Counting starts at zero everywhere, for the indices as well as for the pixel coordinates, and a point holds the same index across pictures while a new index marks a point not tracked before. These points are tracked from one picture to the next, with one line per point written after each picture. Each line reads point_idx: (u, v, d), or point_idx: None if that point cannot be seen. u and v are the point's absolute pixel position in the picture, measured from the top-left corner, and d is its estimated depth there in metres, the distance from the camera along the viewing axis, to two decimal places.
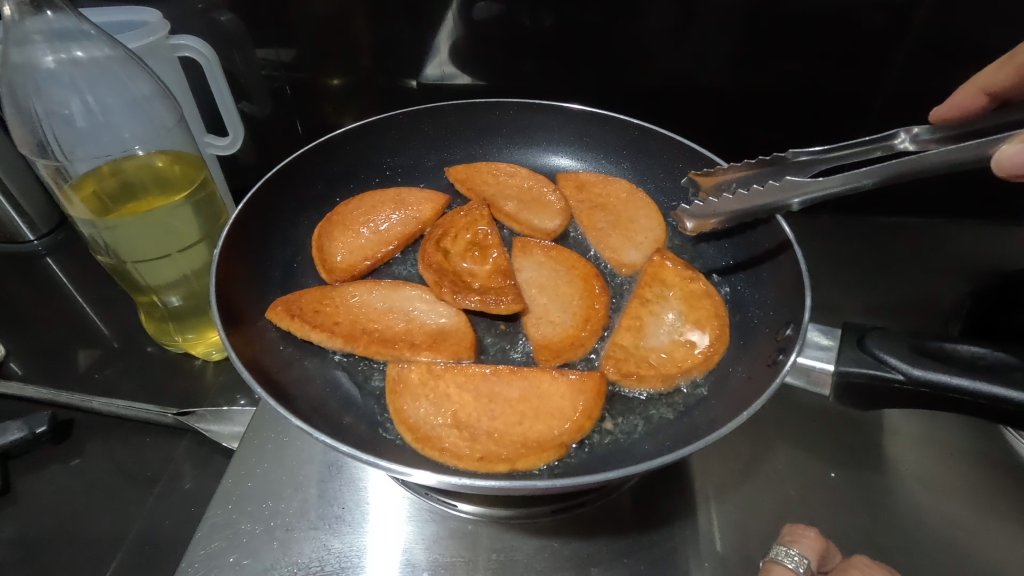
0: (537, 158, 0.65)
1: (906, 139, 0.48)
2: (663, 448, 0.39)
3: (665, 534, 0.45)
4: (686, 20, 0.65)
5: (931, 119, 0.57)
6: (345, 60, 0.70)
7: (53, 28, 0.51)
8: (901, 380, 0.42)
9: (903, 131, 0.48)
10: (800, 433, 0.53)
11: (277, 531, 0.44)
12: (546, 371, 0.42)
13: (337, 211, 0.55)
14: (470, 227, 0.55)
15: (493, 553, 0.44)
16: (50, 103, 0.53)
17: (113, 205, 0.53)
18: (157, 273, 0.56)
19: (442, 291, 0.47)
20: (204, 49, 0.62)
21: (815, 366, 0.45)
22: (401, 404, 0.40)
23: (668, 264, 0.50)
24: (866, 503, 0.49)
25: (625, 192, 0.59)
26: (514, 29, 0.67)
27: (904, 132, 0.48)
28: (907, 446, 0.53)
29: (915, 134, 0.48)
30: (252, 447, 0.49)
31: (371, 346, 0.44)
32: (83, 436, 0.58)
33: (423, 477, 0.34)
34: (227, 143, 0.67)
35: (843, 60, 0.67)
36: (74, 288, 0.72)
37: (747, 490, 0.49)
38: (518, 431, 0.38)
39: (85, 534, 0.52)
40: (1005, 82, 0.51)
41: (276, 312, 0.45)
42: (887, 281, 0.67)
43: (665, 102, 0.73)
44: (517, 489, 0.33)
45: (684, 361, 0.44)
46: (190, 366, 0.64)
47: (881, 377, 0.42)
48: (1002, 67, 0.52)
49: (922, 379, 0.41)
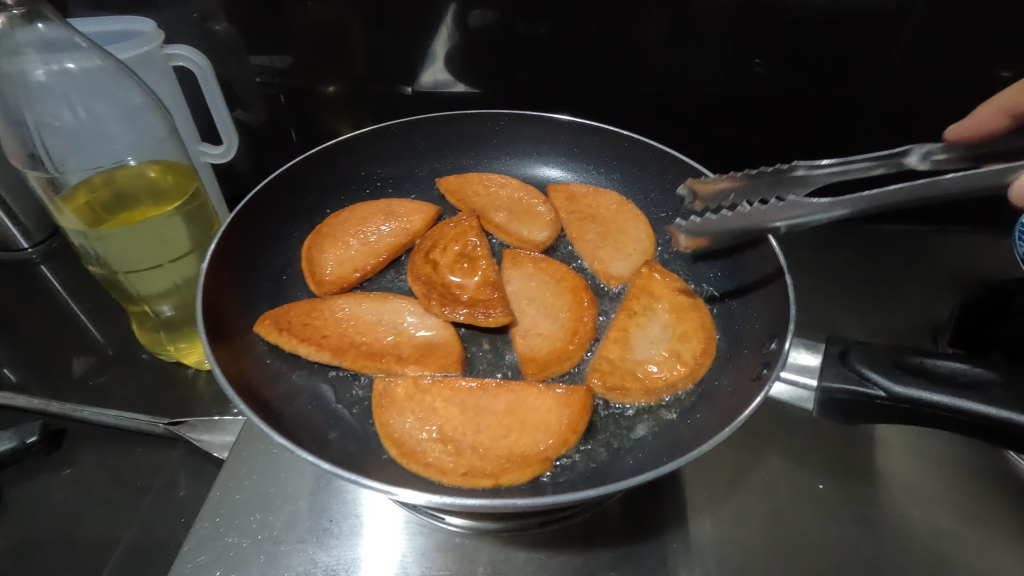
0: (526, 169, 0.66)
1: (918, 158, 0.50)
2: (648, 462, 0.39)
3: (654, 545, 0.45)
4: (677, 28, 0.65)
5: (949, 137, 0.59)
6: (338, 69, 0.71)
7: (44, 39, 0.51)
8: (882, 397, 0.43)
9: (916, 149, 0.49)
10: (790, 443, 0.53)
11: (265, 544, 0.44)
12: (533, 385, 0.42)
13: (328, 223, 0.55)
14: (459, 239, 0.55)
15: (482, 565, 0.44)
16: (41, 114, 0.53)
17: (105, 215, 0.54)
18: (150, 282, 0.56)
19: (431, 304, 0.48)
20: (198, 58, 0.62)
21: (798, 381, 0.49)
22: (387, 418, 0.40)
23: (656, 276, 0.51)
24: (857, 514, 0.49)
25: (615, 203, 0.59)
26: (507, 38, 0.68)
27: (915, 149, 0.50)
28: (897, 457, 0.53)
29: (927, 153, 0.49)
30: (241, 459, 0.49)
31: (359, 360, 0.44)
32: (75, 444, 0.58)
33: (409, 494, 0.34)
34: (221, 152, 0.68)
35: (835, 69, 0.67)
36: (67, 296, 0.72)
37: (737, 500, 0.49)
38: (503, 445, 0.38)
39: (76, 544, 0.52)
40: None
41: (264, 326, 0.45)
42: (877, 291, 0.67)
43: (657, 110, 0.73)
44: (499, 506, 0.33)
45: (670, 375, 0.44)
46: (181, 375, 0.64)
47: (862, 393, 0.43)
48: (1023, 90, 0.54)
49: (903, 396, 0.42)
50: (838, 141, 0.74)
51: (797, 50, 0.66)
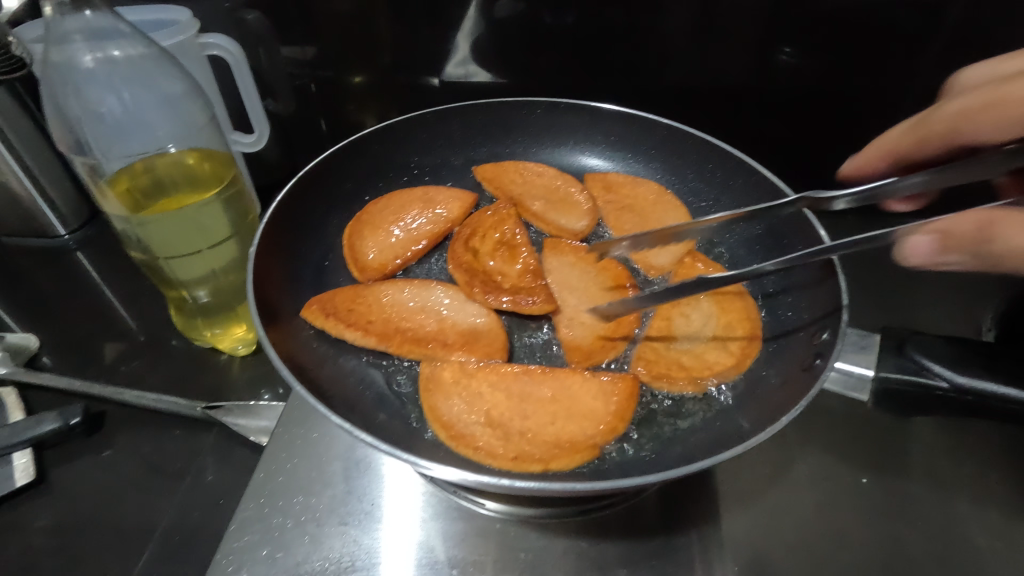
0: (565, 157, 0.65)
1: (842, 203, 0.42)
2: (698, 450, 0.39)
3: (694, 536, 0.45)
4: (710, 17, 0.64)
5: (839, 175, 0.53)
6: (368, 59, 0.71)
7: (91, 26, 0.52)
8: (945, 388, 0.43)
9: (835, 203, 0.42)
10: (828, 437, 0.52)
11: (309, 525, 0.45)
12: (577, 372, 0.42)
13: (367, 211, 0.56)
14: (498, 227, 0.55)
15: (521, 552, 0.44)
16: (87, 101, 0.54)
17: (145, 201, 0.55)
18: (188, 268, 0.56)
19: (473, 291, 0.48)
20: (231, 47, 0.62)
21: (854, 370, 0.47)
22: (435, 402, 0.41)
23: (699, 266, 0.52)
24: (900, 510, 0.48)
25: (654, 193, 0.59)
26: (536, 27, 0.67)
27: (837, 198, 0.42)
28: (939, 453, 0.52)
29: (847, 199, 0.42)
30: (282, 443, 0.50)
31: (404, 346, 0.45)
32: (115, 426, 0.59)
33: (444, 472, 0.34)
34: (252, 141, 0.68)
35: (872, 59, 0.66)
36: (103, 283, 0.73)
37: (777, 495, 0.48)
38: (551, 431, 0.38)
39: (119, 523, 0.53)
40: (909, 147, 0.46)
41: (311, 311, 0.46)
42: (915, 285, 0.66)
43: (689, 101, 0.72)
44: (555, 490, 0.33)
45: (715, 364, 0.44)
46: (217, 361, 0.65)
47: (925, 384, 0.44)
48: (911, 128, 0.46)
49: (966, 386, 0.43)
50: (871, 134, 0.73)
51: (832, 40, 0.65)
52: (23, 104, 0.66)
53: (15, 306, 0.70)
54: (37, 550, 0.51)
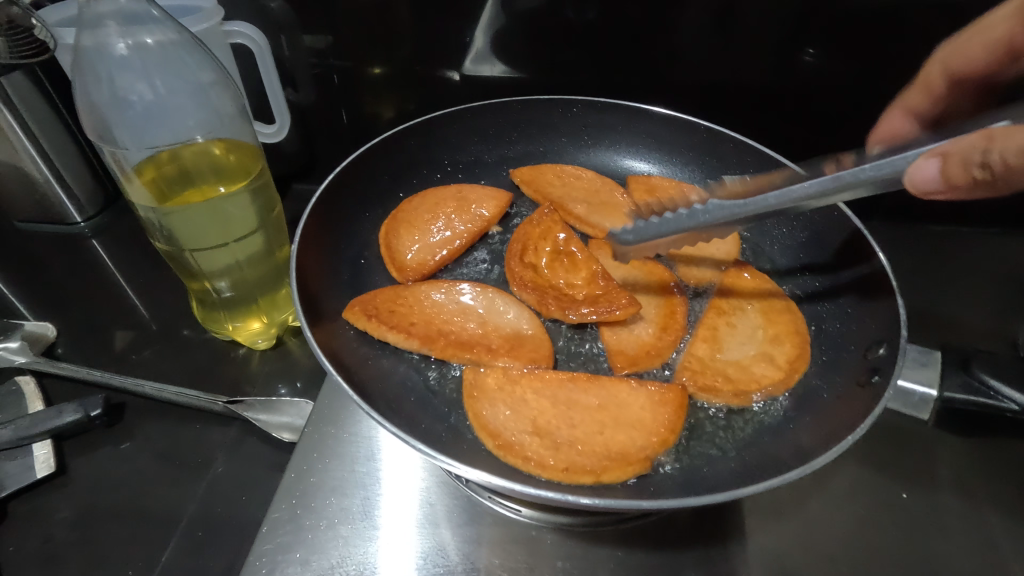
0: (603, 159, 0.65)
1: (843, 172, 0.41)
2: (750, 468, 0.38)
3: (732, 547, 0.44)
4: (739, 16, 0.63)
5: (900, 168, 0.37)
6: (392, 51, 0.70)
7: (124, 11, 0.50)
8: (1014, 409, 0.50)
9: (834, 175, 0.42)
10: (864, 450, 0.52)
11: (341, 528, 0.44)
12: (624, 382, 0.42)
13: (402, 209, 0.55)
14: (547, 237, 0.54)
15: (559, 560, 0.43)
16: (117, 88, 0.52)
17: (171, 192, 0.53)
18: (212, 260, 0.55)
19: (550, 309, 0.47)
20: (256, 36, 0.61)
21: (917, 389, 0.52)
22: (480, 408, 0.40)
23: (745, 275, 0.51)
24: (940, 526, 0.47)
25: (697, 200, 0.58)
26: (561, 24, 0.66)
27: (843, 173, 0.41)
28: (975, 471, 0.51)
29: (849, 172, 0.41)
30: (313, 442, 0.49)
31: (448, 349, 0.44)
32: (135, 419, 0.58)
33: (489, 478, 0.33)
34: (274, 131, 0.67)
35: (903, 65, 0.64)
36: (118, 271, 0.72)
37: (815, 507, 0.48)
38: (600, 441, 0.38)
39: (141, 518, 0.52)
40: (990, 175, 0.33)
41: (353, 313, 0.45)
42: (945, 295, 0.66)
43: (716, 101, 0.71)
44: (618, 505, 0.32)
45: (763, 378, 0.43)
46: (236, 354, 0.64)
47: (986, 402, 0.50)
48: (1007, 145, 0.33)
49: None
50: None
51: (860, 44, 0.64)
52: (42, 90, 0.65)
53: (30, 293, 0.69)
54: (60, 542, 0.50)
